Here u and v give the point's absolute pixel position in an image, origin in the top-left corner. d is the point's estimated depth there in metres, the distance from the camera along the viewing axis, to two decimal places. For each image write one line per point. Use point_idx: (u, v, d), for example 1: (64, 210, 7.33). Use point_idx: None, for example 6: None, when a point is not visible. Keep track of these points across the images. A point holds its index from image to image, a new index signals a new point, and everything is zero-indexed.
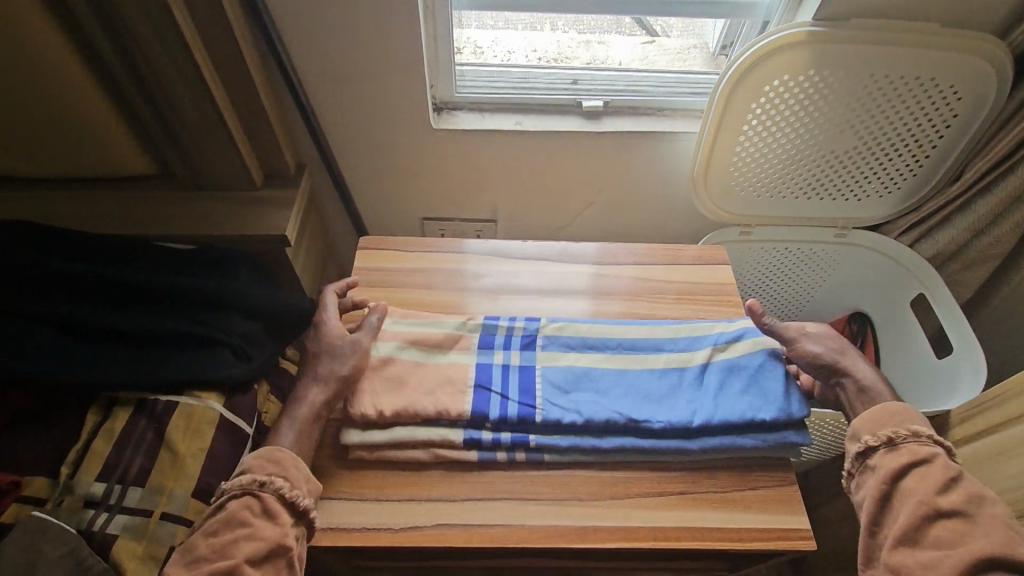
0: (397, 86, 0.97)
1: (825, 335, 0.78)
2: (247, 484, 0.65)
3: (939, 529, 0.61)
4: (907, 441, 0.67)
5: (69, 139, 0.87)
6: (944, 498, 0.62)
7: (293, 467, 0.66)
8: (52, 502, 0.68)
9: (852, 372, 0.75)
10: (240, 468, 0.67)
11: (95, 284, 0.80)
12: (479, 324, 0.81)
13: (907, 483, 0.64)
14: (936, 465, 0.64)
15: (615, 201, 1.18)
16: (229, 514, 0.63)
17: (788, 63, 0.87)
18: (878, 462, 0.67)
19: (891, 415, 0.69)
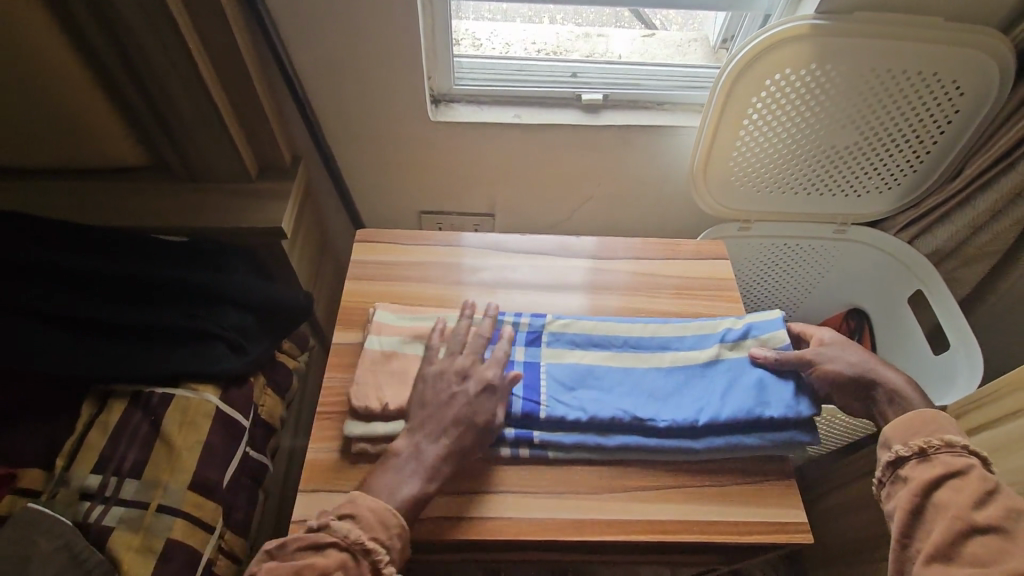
0: (396, 78, 0.96)
1: (840, 348, 0.76)
2: (351, 541, 0.59)
3: (976, 546, 0.58)
4: (942, 451, 0.65)
5: (61, 130, 0.86)
6: (982, 512, 0.60)
7: (398, 536, 0.61)
8: (47, 494, 0.68)
9: (880, 381, 0.73)
10: (350, 512, 0.61)
11: (88, 276, 0.80)
12: (484, 318, 0.80)
13: (941, 494, 0.62)
14: (972, 477, 0.62)
15: (614, 195, 1.18)
16: (327, 568, 0.57)
17: (789, 57, 0.87)
18: (911, 472, 0.65)
19: (925, 423, 0.67)
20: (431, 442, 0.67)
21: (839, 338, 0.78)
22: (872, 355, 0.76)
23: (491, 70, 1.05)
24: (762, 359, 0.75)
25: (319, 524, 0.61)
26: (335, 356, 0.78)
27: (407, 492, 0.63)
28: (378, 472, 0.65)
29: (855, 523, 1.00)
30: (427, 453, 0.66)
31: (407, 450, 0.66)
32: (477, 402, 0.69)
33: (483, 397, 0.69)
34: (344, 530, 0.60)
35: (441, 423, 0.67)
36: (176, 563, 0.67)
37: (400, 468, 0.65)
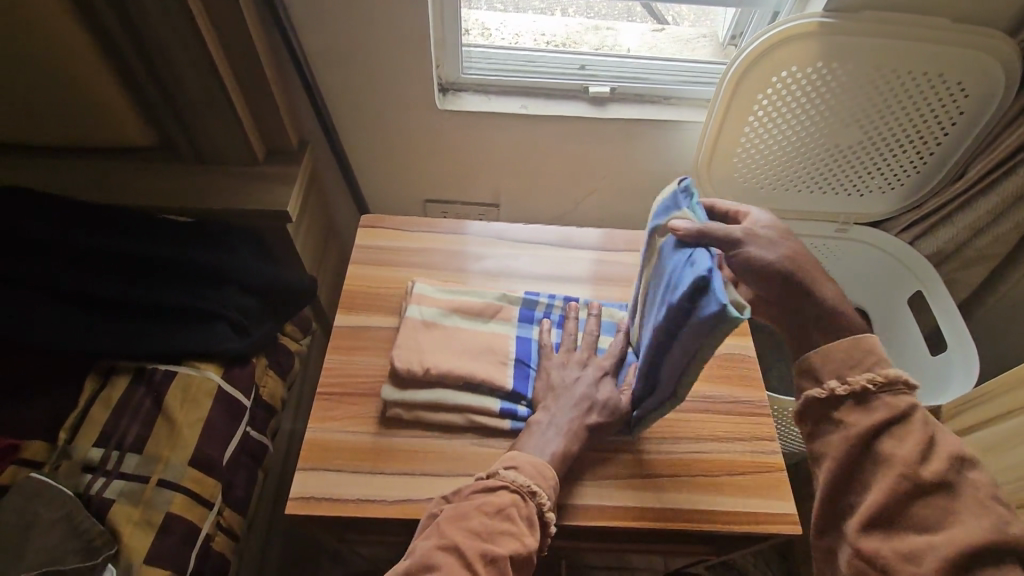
0: (403, 63, 0.96)
1: (778, 236, 0.63)
2: (522, 483, 0.60)
3: (923, 508, 0.53)
4: (881, 389, 0.57)
5: (70, 108, 0.87)
6: (927, 465, 0.54)
7: (555, 488, 0.62)
8: (49, 465, 0.69)
9: (812, 288, 0.61)
10: (513, 462, 0.62)
11: (94, 253, 0.80)
12: (518, 298, 0.81)
13: (885, 445, 0.55)
14: (915, 425, 0.55)
15: (619, 188, 1.18)
16: (502, 505, 0.58)
17: (797, 54, 0.87)
18: (849, 415, 0.57)
19: (865, 351, 0.59)
20: (564, 412, 0.69)
21: (783, 228, 0.65)
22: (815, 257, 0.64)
23: (500, 60, 1.05)
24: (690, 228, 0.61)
25: (481, 472, 0.62)
26: (336, 340, 0.78)
27: (555, 449, 0.65)
28: (525, 435, 0.67)
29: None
30: (564, 421, 0.68)
31: (546, 418, 0.68)
32: (599, 385, 0.71)
33: (604, 381, 0.72)
34: (512, 474, 0.61)
35: (573, 400, 0.70)
36: (176, 536, 0.68)
37: (543, 431, 0.67)
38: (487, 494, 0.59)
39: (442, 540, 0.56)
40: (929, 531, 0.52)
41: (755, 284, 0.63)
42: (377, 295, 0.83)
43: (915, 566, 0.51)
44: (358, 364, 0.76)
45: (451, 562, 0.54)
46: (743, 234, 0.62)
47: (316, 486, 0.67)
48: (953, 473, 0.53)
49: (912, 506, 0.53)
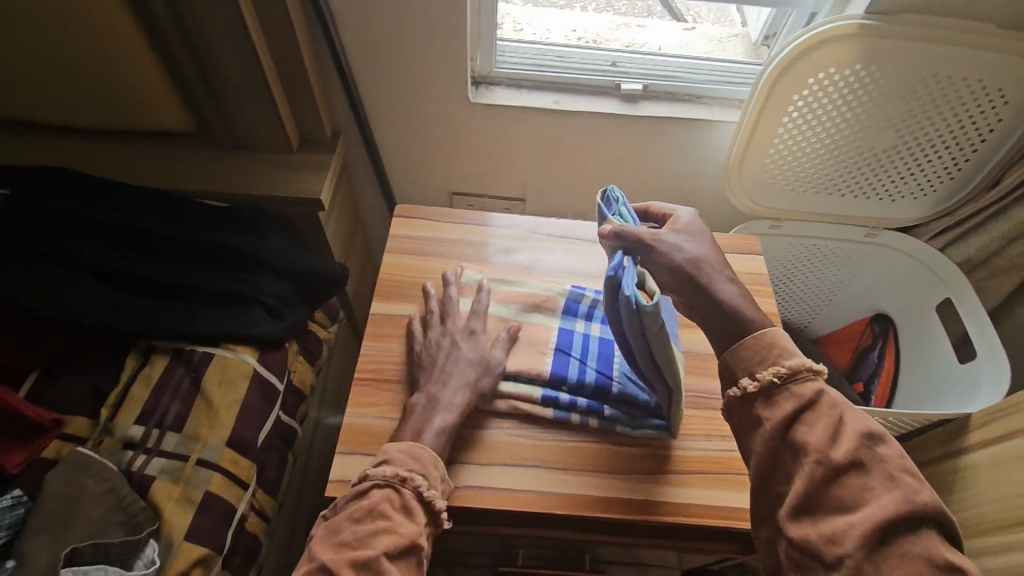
0: (438, 56, 0.97)
1: (691, 240, 0.69)
2: (389, 476, 0.61)
3: (842, 490, 0.54)
4: (787, 381, 0.59)
5: (112, 91, 0.88)
6: (835, 448, 0.55)
7: (429, 466, 0.63)
8: (93, 440, 0.71)
9: (712, 284, 0.65)
10: (383, 457, 0.63)
11: (133, 234, 0.81)
12: (564, 291, 0.84)
13: (796, 435, 0.57)
14: (823, 408, 0.58)
15: (646, 186, 1.18)
16: (372, 505, 0.59)
17: (836, 56, 0.87)
18: (762, 410, 0.59)
19: (765, 344, 0.61)
20: (443, 387, 0.70)
21: (701, 234, 0.70)
22: (726, 261, 0.68)
23: (532, 54, 1.06)
24: (615, 230, 0.68)
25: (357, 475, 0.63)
26: (370, 327, 0.79)
27: (435, 428, 0.66)
28: (408, 419, 0.68)
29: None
30: (443, 396, 0.69)
31: (427, 398, 0.69)
32: (469, 344, 0.75)
33: (465, 343, 0.74)
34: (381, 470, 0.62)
35: (442, 368, 0.72)
36: (214, 515, 0.69)
37: (421, 412, 0.68)
38: (362, 493, 0.61)
39: (314, 562, 0.57)
40: (851, 512, 0.54)
41: (658, 277, 0.67)
42: (411, 284, 0.84)
43: (838, 547, 0.52)
44: (390, 352, 0.77)
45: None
46: (654, 234, 0.68)
47: (351, 470, 0.68)
48: (863, 450, 0.55)
49: (831, 491, 0.55)
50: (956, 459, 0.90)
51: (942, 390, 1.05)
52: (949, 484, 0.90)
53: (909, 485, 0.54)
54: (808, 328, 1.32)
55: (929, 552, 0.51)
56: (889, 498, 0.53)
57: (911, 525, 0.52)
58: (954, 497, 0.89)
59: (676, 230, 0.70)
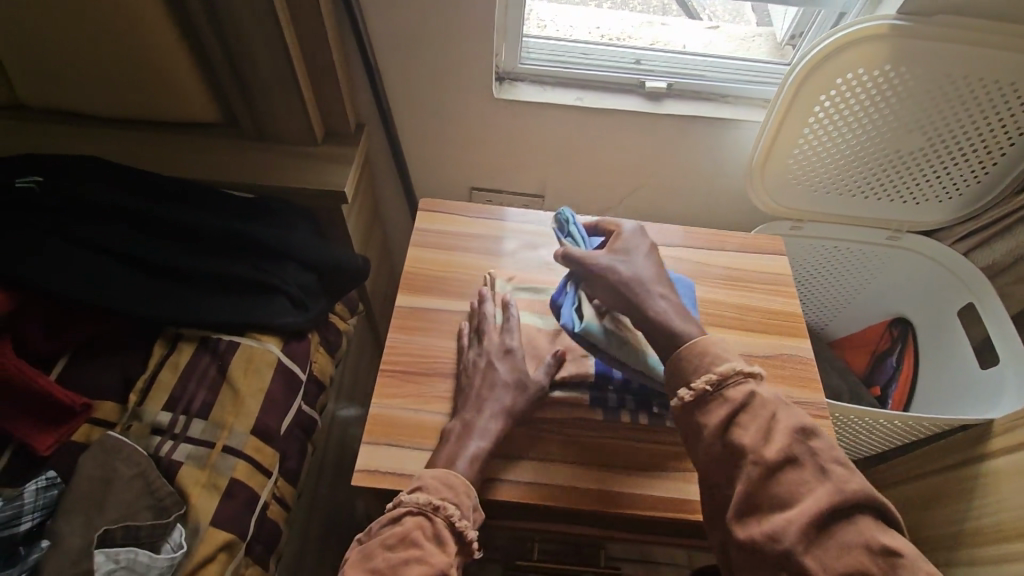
0: (463, 50, 0.97)
1: (631, 256, 0.70)
2: (423, 502, 0.59)
3: (785, 487, 0.52)
4: (719, 388, 0.58)
5: (142, 81, 0.89)
6: (767, 446, 0.54)
7: (464, 497, 0.61)
8: (121, 426, 0.72)
9: (642, 298, 0.66)
10: (417, 483, 0.61)
11: (162, 223, 0.82)
12: None
13: (729, 439, 0.56)
14: (755, 411, 0.56)
15: (667, 184, 1.17)
16: (404, 533, 0.57)
17: (866, 57, 0.86)
18: (698, 418, 0.58)
19: (698, 352, 0.61)
20: (477, 413, 0.68)
21: (642, 248, 0.71)
22: (663, 277, 0.69)
23: (556, 50, 1.05)
24: (565, 252, 0.69)
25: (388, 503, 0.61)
26: (395, 319, 0.80)
27: (468, 455, 0.65)
28: (444, 448, 0.66)
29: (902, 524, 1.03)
30: (477, 422, 0.68)
31: (459, 426, 0.68)
32: (501, 361, 0.72)
33: (500, 363, 0.72)
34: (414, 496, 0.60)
35: (475, 392, 0.70)
36: (240, 501, 0.70)
37: (455, 440, 0.66)
38: (395, 520, 0.59)
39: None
40: (789, 507, 0.52)
41: (599, 294, 0.69)
42: (435, 277, 0.84)
43: (779, 544, 0.50)
44: (414, 345, 0.78)
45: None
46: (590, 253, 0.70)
47: (377, 460, 0.69)
48: (798, 446, 0.54)
49: (769, 490, 0.53)
50: (976, 465, 0.90)
51: (962, 395, 1.04)
52: (970, 490, 0.90)
53: (840, 475, 0.52)
54: (826, 331, 1.31)
55: (865, 539, 0.50)
56: (821, 490, 0.52)
57: (843, 513, 0.51)
58: (975, 503, 0.89)
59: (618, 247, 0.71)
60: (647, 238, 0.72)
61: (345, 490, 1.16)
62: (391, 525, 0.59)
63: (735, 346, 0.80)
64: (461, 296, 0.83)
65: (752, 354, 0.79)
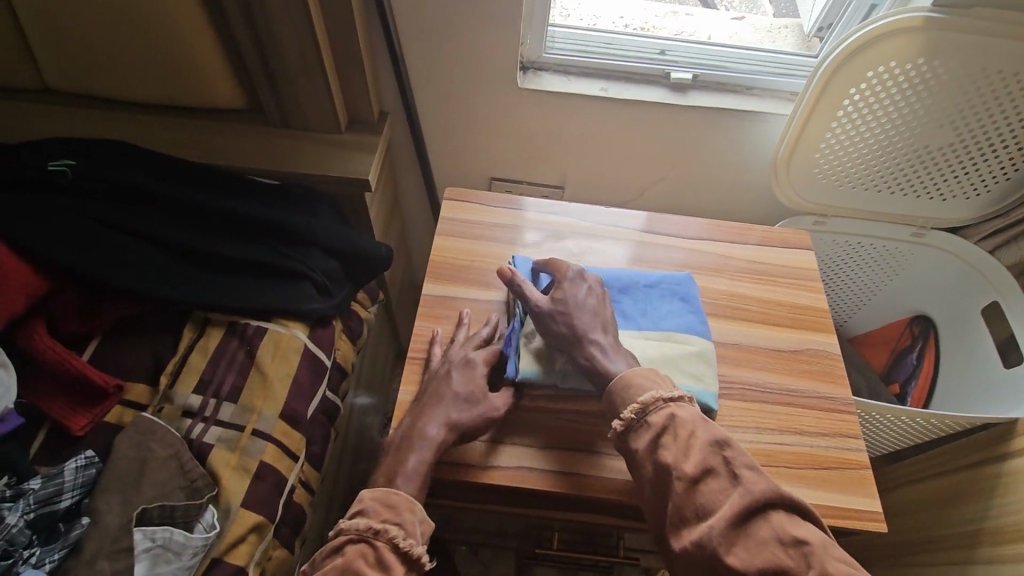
0: (487, 38, 0.96)
1: (575, 294, 0.71)
2: (363, 529, 0.57)
3: (708, 493, 0.53)
4: (642, 416, 0.60)
5: (171, 67, 0.89)
6: (687, 462, 0.55)
7: (406, 515, 0.59)
8: (153, 407, 0.72)
9: (579, 341, 0.68)
10: (357, 508, 0.60)
11: (192, 208, 0.83)
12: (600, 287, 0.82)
13: (655, 461, 0.57)
14: (677, 431, 0.57)
15: (688, 177, 1.16)
16: (345, 563, 0.55)
17: (899, 50, 0.85)
18: (628, 445, 0.60)
19: (626, 387, 0.63)
20: (425, 420, 0.67)
21: (582, 293, 0.71)
22: (609, 323, 0.70)
23: (582, 40, 1.05)
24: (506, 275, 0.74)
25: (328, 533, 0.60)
26: (421, 308, 0.80)
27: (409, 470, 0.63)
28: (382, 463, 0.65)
29: (919, 521, 1.03)
30: (423, 431, 0.66)
31: (400, 435, 0.67)
32: (459, 372, 0.71)
33: (458, 373, 0.71)
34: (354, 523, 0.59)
35: (427, 400, 0.69)
36: (269, 484, 0.71)
37: (396, 453, 0.65)
38: (335, 550, 0.58)
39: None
40: (710, 514, 0.52)
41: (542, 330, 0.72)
42: (460, 267, 0.84)
43: (705, 547, 0.50)
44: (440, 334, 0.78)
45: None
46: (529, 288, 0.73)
47: None
48: (712, 456, 0.55)
49: (693, 501, 0.53)
50: (997, 464, 0.89)
51: (986, 394, 1.03)
52: (991, 489, 0.90)
53: (750, 477, 0.53)
54: (844, 327, 1.30)
55: (777, 533, 0.50)
56: (735, 495, 0.52)
57: (757, 512, 0.52)
58: (996, 501, 0.88)
59: (567, 281, 0.72)
60: (587, 281, 0.72)
61: (363, 475, 1.17)
62: (333, 555, 0.57)
63: (759, 340, 0.80)
64: (484, 285, 0.83)
65: (777, 349, 0.79)
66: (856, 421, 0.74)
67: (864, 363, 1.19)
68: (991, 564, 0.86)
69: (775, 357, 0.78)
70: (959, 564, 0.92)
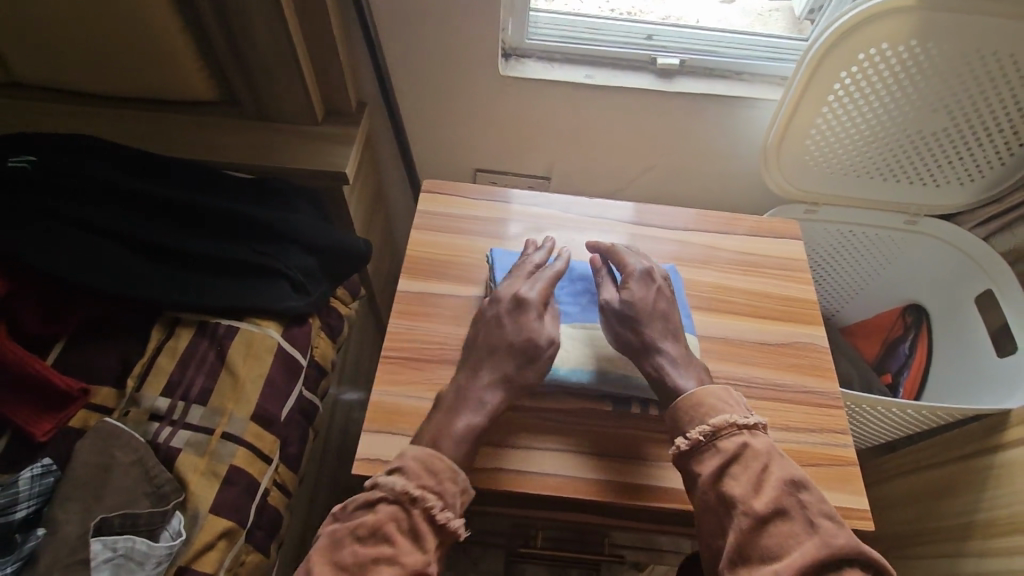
0: (468, 25, 0.93)
1: (647, 296, 0.69)
2: (400, 493, 0.55)
3: (775, 536, 0.52)
4: (712, 439, 0.59)
5: (137, 59, 0.86)
6: (757, 498, 0.54)
7: (446, 484, 0.56)
8: (119, 411, 0.71)
9: (653, 348, 0.66)
10: (396, 465, 0.57)
11: (160, 204, 0.80)
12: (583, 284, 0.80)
13: (719, 491, 0.56)
14: (751, 464, 0.56)
15: (677, 165, 1.14)
16: (376, 525, 0.53)
17: (892, 31, 0.82)
18: (691, 466, 0.59)
19: (696, 404, 0.62)
20: (475, 377, 0.65)
21: (649, 296, 0.69)
22: (677, 330, 0.68)
23: (566, 26, 1.01)
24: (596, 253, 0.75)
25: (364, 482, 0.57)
26: (398, 305, 0.77)
27: (456, 431, 0.61)
28: (428, 421, 0.63)
29: (908, 513, 1.02)
30: (472, 388, 0.64)
31: (452, 393, 0.64)
32: (513, 326, 0.66)
33: (510, 320, 0.67)
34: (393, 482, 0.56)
35: (482, 351, 0.66)
36: (240, 489, 0.69)
37: (445, 412, 0.63)
38: (371, 505, 0.55)
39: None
40: (776, 558, 0.51)
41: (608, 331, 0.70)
42: (440, 262, 0.82)
43: None
44: (418, 331, 0.75)
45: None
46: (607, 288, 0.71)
47: (377, 448, 0.67)
48: (787, 498, 0.53)
49: (758, 541, 0.52)
50: (990, 456, 0.88)
51: (980, 384, 1.01)
52: (983, 480, 0.88)
53: (828, 528, 0.52)
54: (836, 317, 1.28)
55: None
56: (809, 543, 0.51)
57: (830, 567, 0.50)
58: (987, 494, 0.87)
59: (637, 281, 0.70)
60: (655, 282, 0.70)
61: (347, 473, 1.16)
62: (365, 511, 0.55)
63: (745, 334, 0.78)
64: (463, 280, 0.80)
65: (762, 343, 0.77)
66: (844, 416, 0.72)
67: (856, 354, 1.17)
68: (981, 557, 0.85)
69: (761, 351, 0.76)
70: (950, 557, 0.90)
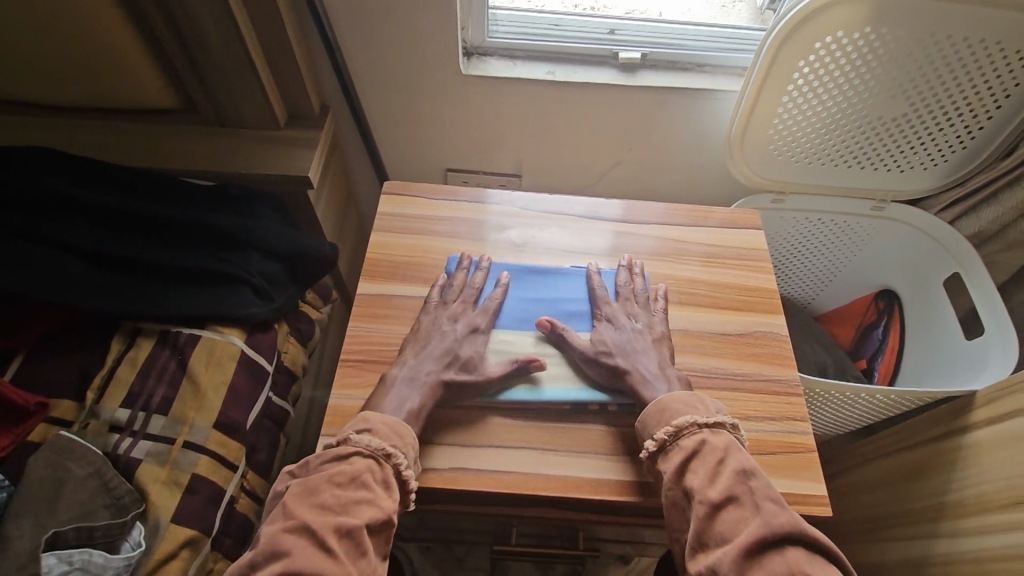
0: (426, 24, 0.93)
1: (636, 327, 0.74)
2: (373, 448, 0.59)
3: (726, 522, 0.55)
4: (675, 438, 0.62)
5: (90, 70, 0.85)
6: (712, 488, 0.57)
7: (412, 446, 0.62)
8: (80, 424, 0.71)
9: (635, 363, 0.70)
10: (366, 425, 0.61)
11: (116, 214, 0.80)
12: (548, 285, 0.80)
13: (682, 484, 0.59)
14: (708, 457, 0.59)
15: (645, 159, 1.14)
16: (354, 473, 0.57)
17: (845, 18, 0.82)
18: (658, 466, 0.62)
19: (661, 411, 0.65)
20: (419, 365, 0.69)
21: (635, 326, 0.74)
22: (667, 356, 0.72)
23: (528, 23, 1.01)
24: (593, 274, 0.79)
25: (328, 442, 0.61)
26: (359, 308, 0.77)
27: (411, 407, 0.65)
28: (380, 393, 0.66)
29: (881, 497, 1.03)
30: (420, 374, 0.68)
31: (404, 372, 0.68)
32: (464, 341, 0.72)
33: (463, 334, 0.72)
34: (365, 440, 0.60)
35: (425, 346, 0.71)
36: (202, 497, 0.69)
37: (401, 387, 0.67)
38: (343, 459, 0.59)
39: (289, 521, 0.54)
40: (727, 541, 0.54)
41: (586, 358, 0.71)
42: (401, 263, 0.81)
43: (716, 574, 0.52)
44: (380, 333, 0.75)
45: (302, 544, 0.52)
46: (601, 317, 0.75)
47: None
48: (737, 486, 0.56)
49: (712, 527, 0.55)
50: (959, 437, 0.88)
51: (950, 368, 1.02)
52: (952, 462, 0.89)
53: (770, 509, 0.55)
54: (813, 305, 1.28)
55: (790, 568, 0.51)
56: (754, 524, 0.54)
57: (774, 546, 0.53)
58: (953, 476, 0.88)
59: (627, 314, 0.75)
60: (647, 317, 0.76)
61: None
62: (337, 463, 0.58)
63: (707, 324, 0.78)
64: (425, 281, 0.80)
65: (723, 332, 0.77)
66: (803, 403, 0.72)
67: (830, 340, 1.18)
68: (953, 538, 0.85)
69: (721, 341, 0.77)
70: (922, 539, 0.91)
